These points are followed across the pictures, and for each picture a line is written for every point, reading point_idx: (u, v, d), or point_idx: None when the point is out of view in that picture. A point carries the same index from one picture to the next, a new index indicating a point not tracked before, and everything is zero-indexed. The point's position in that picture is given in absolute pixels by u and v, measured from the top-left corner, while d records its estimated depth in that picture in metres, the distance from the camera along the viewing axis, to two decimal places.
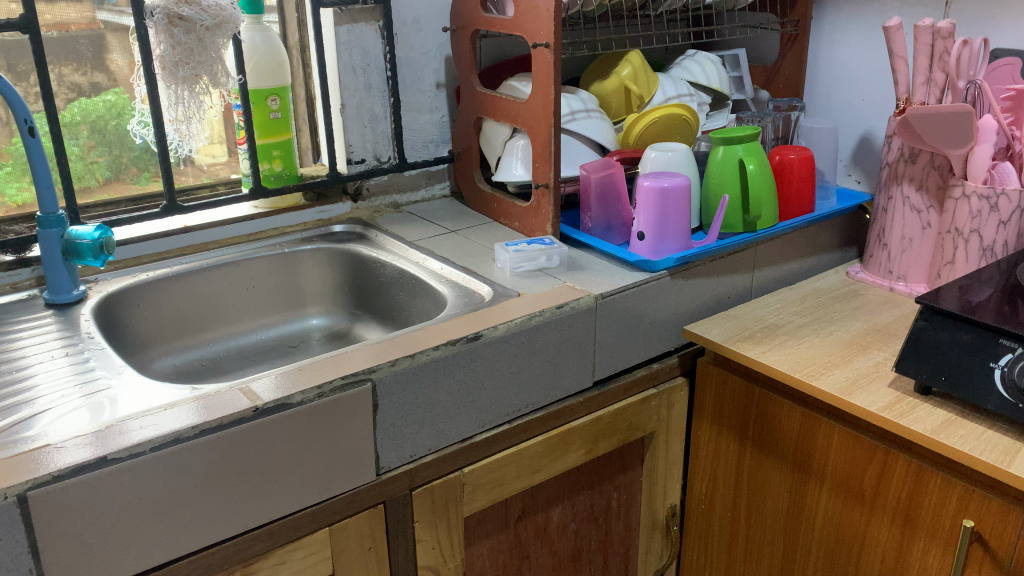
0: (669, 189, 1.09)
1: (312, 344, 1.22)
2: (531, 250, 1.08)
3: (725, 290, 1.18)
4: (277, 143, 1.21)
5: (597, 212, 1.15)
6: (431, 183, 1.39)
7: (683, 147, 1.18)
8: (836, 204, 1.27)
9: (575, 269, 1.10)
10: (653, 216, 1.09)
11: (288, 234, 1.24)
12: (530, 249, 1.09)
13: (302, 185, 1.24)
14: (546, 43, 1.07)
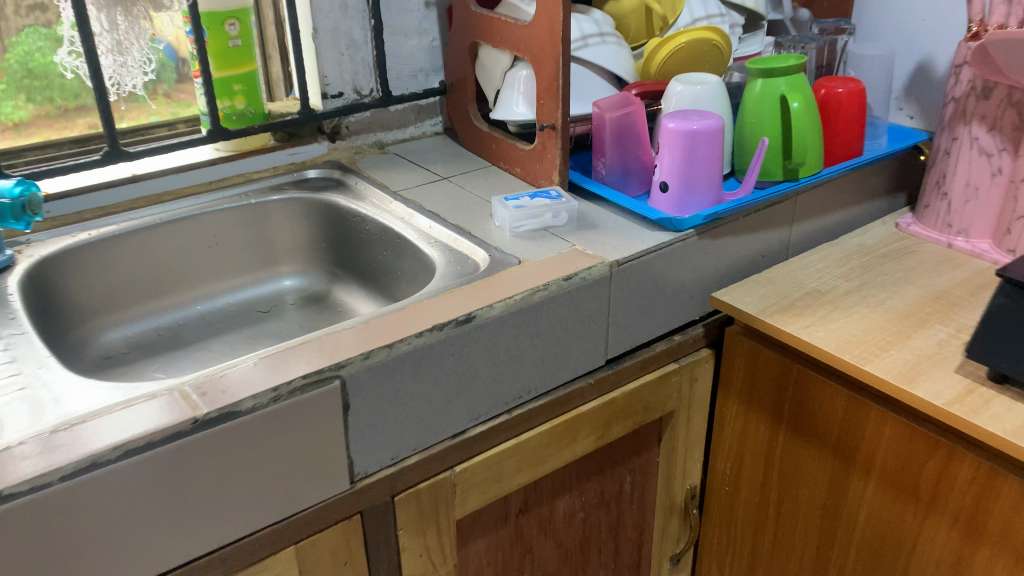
0: (699, 132, 0.92)
1: (286, 309, 1.07)
2: (535, 205, 0.93)
3: (758, 249, 1.02)
4: (238, 76, 1.04)
5: (613, 158, 0.99)
6: (420, 118, 1.22)
7: (715, 80, 1.00)
8: (887, 146, 1.10)
9: (586, 227, 0.94)
10: (679, 166, 0.93)
11: (255, 183, 1.08)
12: (533, 204, 0.93)
13: (270, 125, 1.07)
14: None
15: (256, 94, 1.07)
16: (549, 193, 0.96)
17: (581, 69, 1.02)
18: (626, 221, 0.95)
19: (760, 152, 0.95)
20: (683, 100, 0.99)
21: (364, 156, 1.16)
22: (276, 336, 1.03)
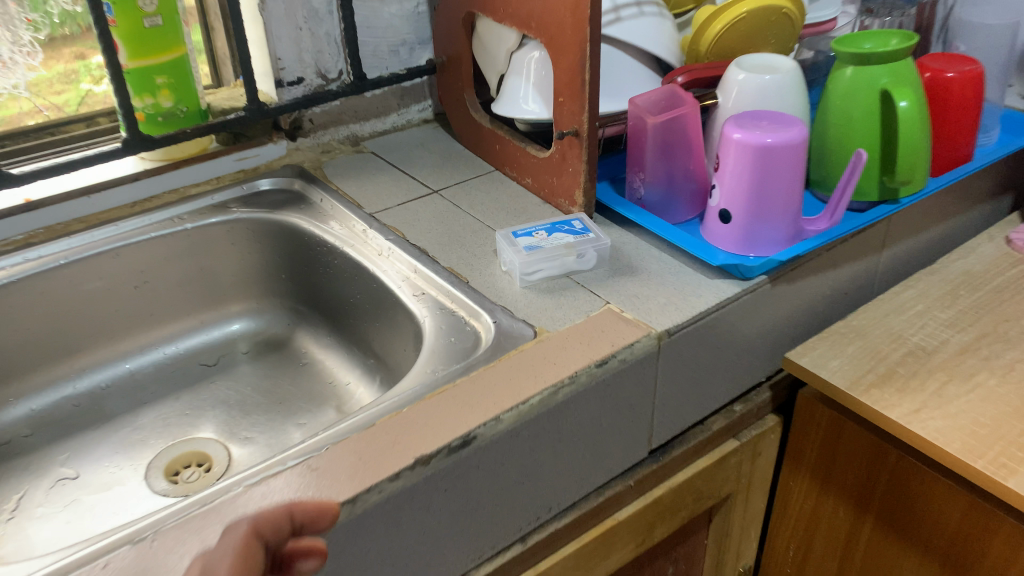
0: (776, 147, 0.67)
1: (236, 360, 0.85)
2: (553, 243, 0.70)
3: (841, 286, 0.79)
4: (160, 66, 0.79)
5: (655, 172, 0.75)
6: (405, 104, 0.97)
7: (790, 67, 0.76)
8: (1003, 142, 0.86)
9: (622, 273, 0.71)
10: (749, 193, 0.70)
11: (190, 201, 0.84)
12: (551, 243, 0.70)
13: (208, 127, 0.83)
14: None
15: (188, 87, 0.82)
16: (571, 225, 0.73)
17: (612, 50, 0.77)
18: (674, 262, 0.72)
19: (856, 167, 0.70)
20: (748, 95, 0.75)
21: (333, 157, 0.91)
22: (222, 401, 0.81)
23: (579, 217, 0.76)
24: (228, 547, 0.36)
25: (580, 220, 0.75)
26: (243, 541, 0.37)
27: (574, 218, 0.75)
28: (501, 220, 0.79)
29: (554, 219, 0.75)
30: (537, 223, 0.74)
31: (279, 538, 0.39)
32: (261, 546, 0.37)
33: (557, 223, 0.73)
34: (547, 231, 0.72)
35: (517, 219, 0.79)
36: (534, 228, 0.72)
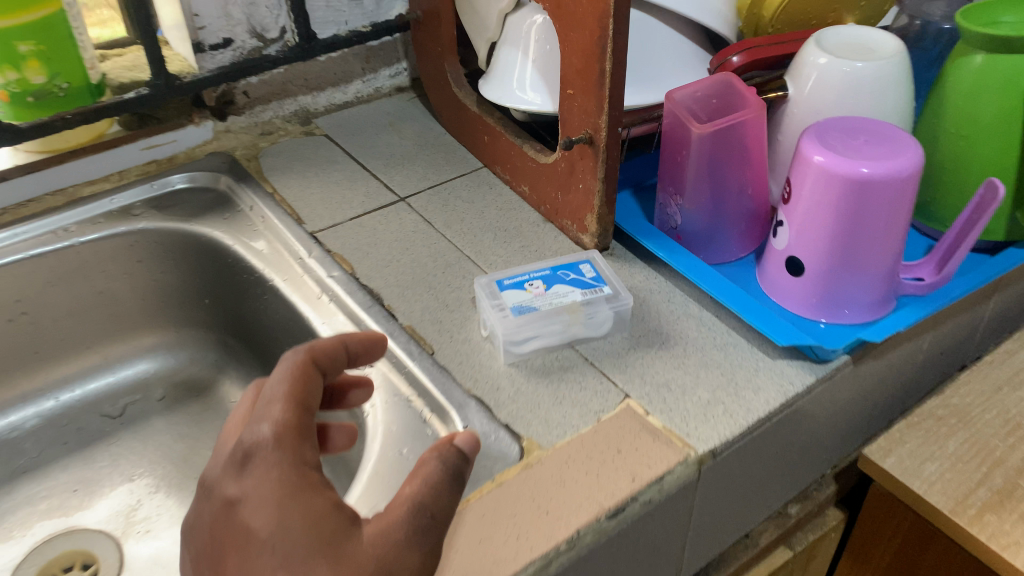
0: (876, 178, 0.47)
1: (148, 408, 0.67)
2: (551, 304, 0.50)
3: (939, 347, 0.59)
4: (23, 29, 0.58)
5: (697, 197, 0.54)
6: (372, 67, 0.76)
7: (893, 50, 0.54)
8: None
9: (647, 344, 0.51)
10: (834, 242, 0.50)
11: (82, 205, 0.64)
12: (549, 303, 0.50)
13: (96, 110, 0.62)
14: None
15: (70, 56, 0.61)
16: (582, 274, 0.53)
17: (644, 18, 0.56)
18: (721, 329, 0.52)
19: (987, 206, 0.49)
20: (833, 88, 0.54)
21: (276, 142, 0.71)
22: (125, 468, 0.63)
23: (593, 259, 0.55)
24: (286, 371, 0.35)
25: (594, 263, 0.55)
26: (299, 366, 0.36)
27: (586, 260, 0.55)
28: (486, 247, 0.59)
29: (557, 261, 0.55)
30: (533, 267, 0.54)
31: (335, 369, 0.38)
32: (318, 375, 0.37)
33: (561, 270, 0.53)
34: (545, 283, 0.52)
35: (507, 246, 0.59)
36: (528, 279, 0.53)
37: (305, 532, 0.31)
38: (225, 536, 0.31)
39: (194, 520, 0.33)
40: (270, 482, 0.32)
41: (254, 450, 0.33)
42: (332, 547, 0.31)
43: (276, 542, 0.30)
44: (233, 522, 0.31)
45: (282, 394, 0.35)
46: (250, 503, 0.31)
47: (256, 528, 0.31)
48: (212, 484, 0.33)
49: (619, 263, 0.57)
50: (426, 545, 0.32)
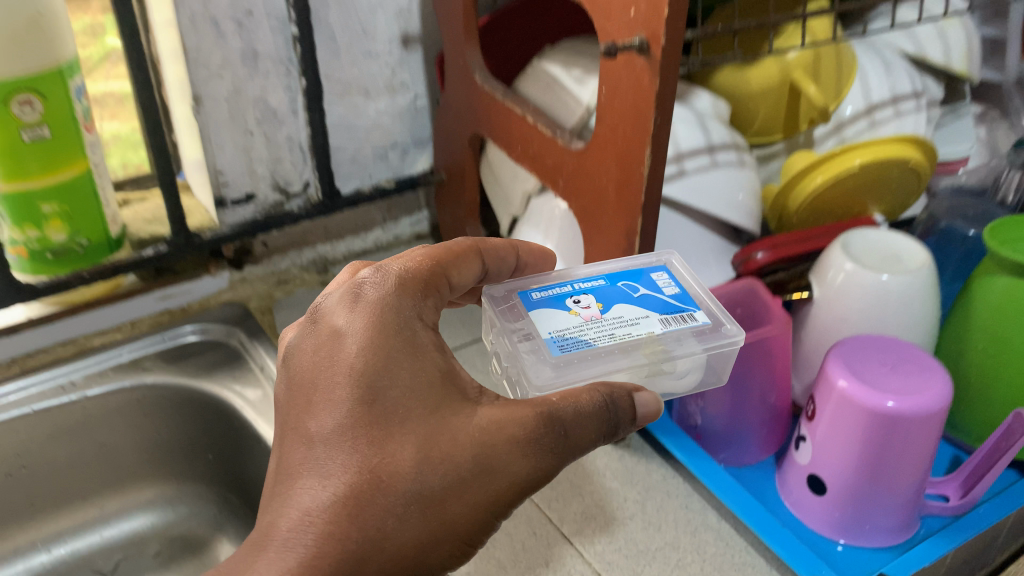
0: (904, 414, 0.45)
1: (139, 566, 0.64)
2: (615, 340, 0.36)
3: None
4: (47, 189, 0.58)
5: (717, 399, 0.53)
6: (392, 217, 0.76)
7: (920, 261, 0.53)
8: None
9: (663, 558, 0.49)
10: (856, 463, 0.48)
11: (92, 356, 0.63)
12: (611, 336, 0.37)
13: (115, 266, 0.62)
14: (644, 39, 0.41)
15: (92, 212, 0.61)
16: (655, 286, 0.40)
17: (670, 216, 0.55)
18: (739, 545, 0.50)
19: (1010, 435, 0.49)
20: (858, 297, 0.53)
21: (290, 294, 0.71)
22: None
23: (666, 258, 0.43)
24: (450, 245, 0.40)
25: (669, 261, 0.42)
26: (462, 246, 0.40)
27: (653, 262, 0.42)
28: None
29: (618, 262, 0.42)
30: (581, 273, 0.41)
31: (501, 271, 0.43)
32: (478, 260, 0.41)
33: (623, 282, 0.40)
34: (602, 299, 0.39)
35: None
36: (572, 293, 0.39)
37: (414, 397, 0.33)
38: (321, 379, 0.34)
39: (295, 343, 0.37)
40: (386, 305, 0.35)
41: (372, 282, 0.36)
42: (434, 415, 0.33)
43: (363, 405, 0.33)
44: (330, 347, 0.35)
45: (430, 251, 0.38)
46: (352, 334, 0.34)
47: (351, 358, 0.34)
48: (326, 312, 0.36)
49: (637, 458, 0.56)
50: (565, 431, 0.33)
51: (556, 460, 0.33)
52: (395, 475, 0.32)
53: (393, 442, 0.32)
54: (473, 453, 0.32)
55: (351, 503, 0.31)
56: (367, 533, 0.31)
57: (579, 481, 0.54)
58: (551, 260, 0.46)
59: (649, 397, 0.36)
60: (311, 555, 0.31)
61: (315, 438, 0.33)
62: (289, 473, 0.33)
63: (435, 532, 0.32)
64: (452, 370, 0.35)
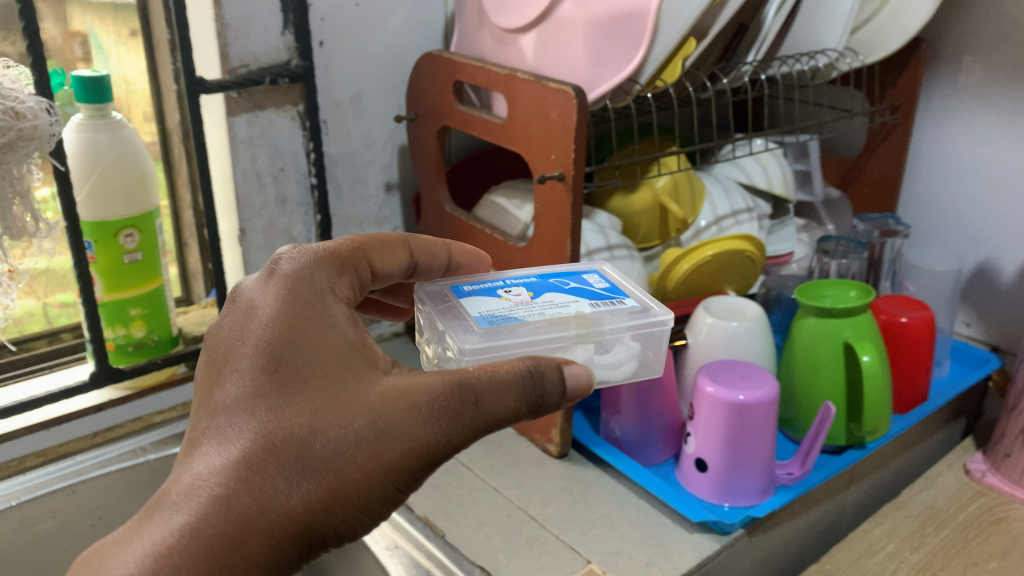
0: (753, 402, 0.69)
1: None
2: (544, 317, 0.48)
3: (814, 523, 0.80)
4: (135, 297, 0.79)
5: (630, 415, 0.76)
6: None
7: (755, 313, 0.79)
8: (949, 380, 0.91)
9: (603, 524, 0.70)
10: (724, 443, 0.70)
11: (155, 429, 0.82)
12: (540, 315, 0.48)
13: (178, 356, 0.82)
14: (562, 172, 0.67)
15: (160, 316, 0.82)
16: (579, 289, 0.53)
17: None
18: (654, 513, 0.72)
19: (824, 421, 0.73)
20: (717, 342, 0.77)
21: None
22: None
23: (598, 270, 0.57)
24: (382, 235, 0.52)
25: (598, 274, 0.56)
26: (393, 238, 0.53)
27: (586, 271, 0.57)
28: (476, 456, 0.79)
29: (558, 271, 0.56)
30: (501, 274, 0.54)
31: (436, 264, 0.56)
32: (406, 250, 0.53)
33: (558, 283, 0.54)
34: (532, 294, 0.51)
35: (491, 453, 0.79)
36: (510, 288, 0.52)
37: (329, 371, 0.41)
38: (234, 347, 0.42)
39: (217, 325, 0.44)
40: (303, 281, 0.44)
41: (287, 258, 0.46)
42: (356, 383, 0.41)
43: (267, 377, 0.40)
44: (245, 321, 0.43)
45: (361, 237, 0.51)
46: (262, 311, 0.43)
47: (259, 336, 0.42)
48: (241, 291, 0.45)
49: (577, 465, 0.78)
50: (460, 399, 0.41)
51: (448, 420, 0.40)
52: (290, 437, 0.39)
53: (292, 410, 0.40)
54: (368, 419, 0.40)
55: (243, 467, 0.38)
56: (256, 488, 0.38)
57: (538, 482, 0.75)
58: (482, 261, 0.59)
59: (581, 370, 0.43)
60: (202, 508, 0.38)
61: (222, 403, 0.40)
62: (195, 441, 0.40)
63: (329, 486, 0.39)
64: (365, 347, 0.43)
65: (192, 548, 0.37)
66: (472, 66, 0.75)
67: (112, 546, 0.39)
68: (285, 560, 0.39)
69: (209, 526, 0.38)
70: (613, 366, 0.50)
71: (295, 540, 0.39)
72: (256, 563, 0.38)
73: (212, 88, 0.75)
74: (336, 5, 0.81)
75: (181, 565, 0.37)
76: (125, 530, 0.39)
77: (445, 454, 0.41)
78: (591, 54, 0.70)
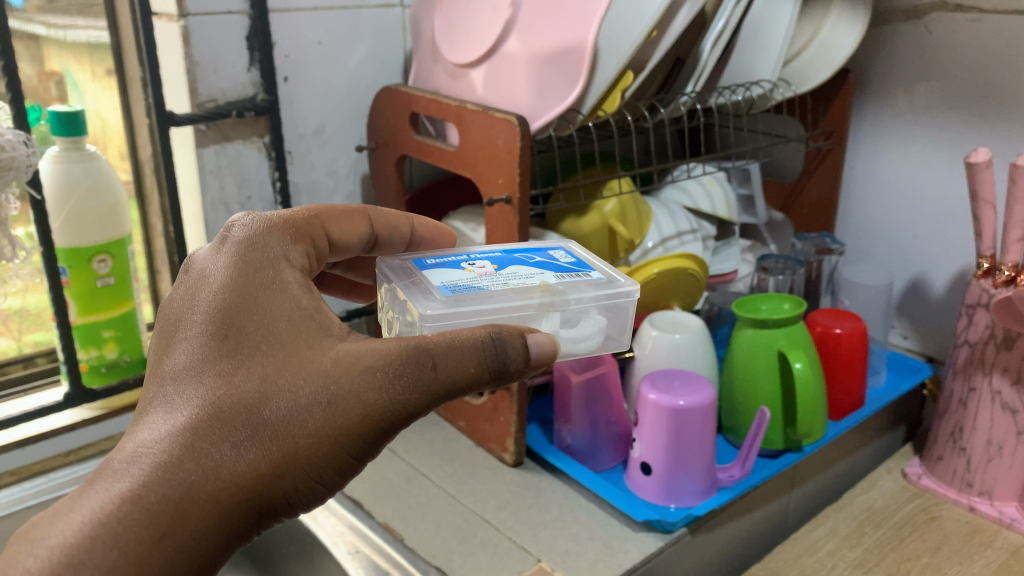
0: (692, 406, 0.73)
1: None
2: (508, 287, 0.52)
3: (757, 524, 0.84)
4: (108, 320, 0.83)
5: (580, 423, 0.81)
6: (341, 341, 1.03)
7: (696, 325, 0.84)
8: (884, 388, 0.96)
9: (552, 526, 0.75)
10: (665, 447, 0.74)
11: None
12: (505, 285, 0.53)
13: None
14: (509, 196, 0.72)
15: (132, 339, 0.86)
16: (543, 263, 0.57)
17: None
18: (602, 515, 0.76)
19: (761, 424, 0.77)
20: (662, 353, 0.82)
21: None
22: None
23: (564, 247, 0.62)
24: (342, 206, 0.58)
25: (564, 251, 0.61)
26: (352, 209, 0.58)
27: (551, 248, 0.61)
28: (435, 467, 0.83)
29: (525, 248, 0.60)
30: (460, 251, 0.59)
31: (399, 240, 0.61)
32: (365, 221, 0.59)
33: (523, 259, 0.58)
34: (496, 267, 0.56)
35: (450, 464, 0.84)
36: (474, 263, 0.56)
37: (288, 340, 0.45)
38: (183, 318, 0.46)
39: (171, 293, 0.49)
40: (256, 247, 0.49)
41: (239, 225, 0.51)
42: (312, 350, 0.45)
43: (217, 346, 0.45)
44: (195, 288, 0.47)
45: (320, 207, 0.56)
46: (211, 281, 0.47)
47: (208, 306, 0.46)
48: (191, 261, 0.49)
49: (531, 472, 0.82)
50: (415, 363, 0.45)
51: (400, 382, 0.45)
52: (238, 403, 0.44)
53: (242, 378, 0.44)
54: (321, 383, 0.44)
55: (189, 433, 0.43)
56: (202, 454, 0.43)
57: (493, 488, 0.80)
58: (445, 236, 0.64)
59: (544, 339, 0.49)
60: (148, 472, 0.42)
61: (171, 371, 0.45)
62: (143, 408, 0.44)
63: (276, 449, 0.44)
64: (320, 314, 0.47)
65: (134, 514, 0.41)
66: (426, 98, 0.80)
67: (56, 513, 0.43)
68: (234, 524, 0.43)
69: (152, 492, 0.42)
70: (580, 338, 0.55)
71: (241, 503, 0.43)
72: (201, 525, 0.42)
73: (181, 120, 0.80)
74: (300, 44, 0.86)
75: (122, 530, 0.41)
76: (66, 501, 0.44)
77: (400, 419, 0.45)
78: (534, 87, 0.76)
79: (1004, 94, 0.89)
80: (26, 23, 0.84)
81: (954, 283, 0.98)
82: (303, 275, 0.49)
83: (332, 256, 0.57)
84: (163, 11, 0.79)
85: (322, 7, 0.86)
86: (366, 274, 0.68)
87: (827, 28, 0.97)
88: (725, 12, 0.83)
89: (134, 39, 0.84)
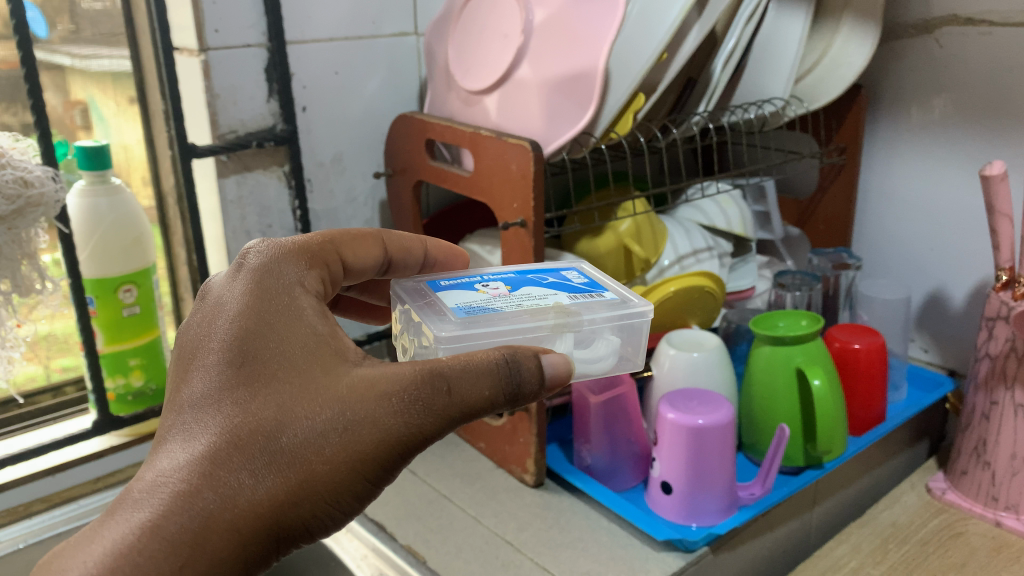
0: (710, 426, 0.73)
1: None
2: (522, 308, 0.53)
3: (781, 542, 0.84)
4: (134, 349, 0.85)
5: (599, 444, 0.81)
6: None
7: (714, 343, 0.85)
8: (904, 405, 0.96)
9: (573, 547, 0.75)
10: (682, 467, 0.75)
11: None
12: (519, 306, 0.53)
13: None
14: (524, 220, 0.73)
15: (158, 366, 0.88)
16: (556, 283, 0.58)
17: None
18: (624, 536, 0.77)
19: (780, 442, 0.77)
20: (682, 372, 0.82)
21: None
22: None
23: (577, 267, 0.63)
24: (356, 230, 0.59)
25: (576, 272, 0.62)
26: (367, 232, 0.59)
27: (564, 269, 0.62)
28: (455, 489, 0.84)
29: (538, 269, 0.62)
30: (464, 273, 0.60)
31: (415, 263, 0.63)
32: (379, 245, 0.60)
33: (542, 280, 0.59)
34: (510, 288, 0.57)
35: (471, 486, 0.84)
36: (485, 285, 0.57)
37: (306, 365, 0.46)
38: (201, 345, 0.48)
39: (189, 320, 0.50)
40: (271, 273, 0.50)
41: (254, 252, 0.52)
42: (330, 375, 0.46)
43: (234, 374, 0.46)
44: (211, 315, 0.49)
45: (334, 231, 0.57)
46: (228, 308, 0.49)
47: (226, 333, 0.47)
48: (207, 289, 0.51)
49: (551, 492, 0.83)
50: (430, 387, 0.46)
51: (416, 405, 0.45)
52: (255, 431, 0.45)
53: (259, 405, 0.45)
54: (338, 409, 0.45)
55: (206, 462, 0.44)
56: (219, 483, 0.44)
57: (514, 510, 0.80)
58: (460, 258, 0.65)
59: (558, 360, 0.49)
60: (166, 503, 0.43)
61: (189, 400, 0.46)
62: (161, 438, 0.46)
63: (292, 475, 0.44)
64: (334, 339, 0.48)
65: (153, 544, 0.42)
66: (441, 126, 0.82)
67: (76, 544, 0.44)
68: (252, 552, 0.44)
69: (170, 522, 0.43)
70: (593, 359, 0.55)
71: (257, 531, 0.44)
72: (220, 554, 0.43)
73: (203, 153, 0.82)
74: (317, 74, 0.88)
75: (140, 561, 0.42)
76: (87, 532, 0.45)
77: (416, 443, 0.46)
78: (547, 114, 0.77)
79: (1017, 105, 0.89)
80: (51, 54, 0.86)
81: (973, 296, 0.98)
82: (317, 300, 0.50)
83: (346, 280, 0.58)
84: (184, 46, 0.81)
85: (337, 38, 0.88)
86: (380, 295, 0.69)
87: (837, 44, 0.97)
88: (736, 30, 0.84)
89: (156, 74, 0.86)
